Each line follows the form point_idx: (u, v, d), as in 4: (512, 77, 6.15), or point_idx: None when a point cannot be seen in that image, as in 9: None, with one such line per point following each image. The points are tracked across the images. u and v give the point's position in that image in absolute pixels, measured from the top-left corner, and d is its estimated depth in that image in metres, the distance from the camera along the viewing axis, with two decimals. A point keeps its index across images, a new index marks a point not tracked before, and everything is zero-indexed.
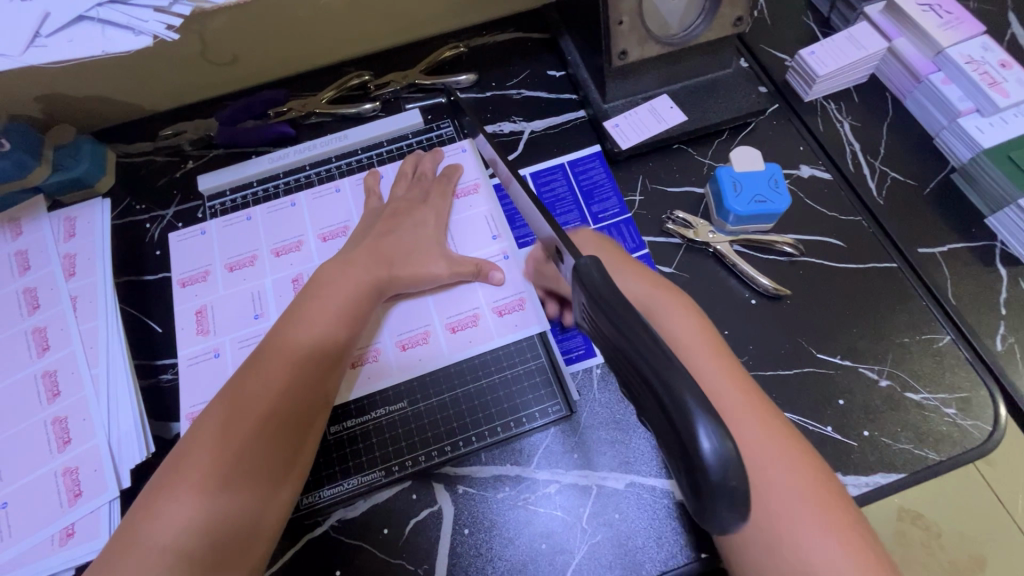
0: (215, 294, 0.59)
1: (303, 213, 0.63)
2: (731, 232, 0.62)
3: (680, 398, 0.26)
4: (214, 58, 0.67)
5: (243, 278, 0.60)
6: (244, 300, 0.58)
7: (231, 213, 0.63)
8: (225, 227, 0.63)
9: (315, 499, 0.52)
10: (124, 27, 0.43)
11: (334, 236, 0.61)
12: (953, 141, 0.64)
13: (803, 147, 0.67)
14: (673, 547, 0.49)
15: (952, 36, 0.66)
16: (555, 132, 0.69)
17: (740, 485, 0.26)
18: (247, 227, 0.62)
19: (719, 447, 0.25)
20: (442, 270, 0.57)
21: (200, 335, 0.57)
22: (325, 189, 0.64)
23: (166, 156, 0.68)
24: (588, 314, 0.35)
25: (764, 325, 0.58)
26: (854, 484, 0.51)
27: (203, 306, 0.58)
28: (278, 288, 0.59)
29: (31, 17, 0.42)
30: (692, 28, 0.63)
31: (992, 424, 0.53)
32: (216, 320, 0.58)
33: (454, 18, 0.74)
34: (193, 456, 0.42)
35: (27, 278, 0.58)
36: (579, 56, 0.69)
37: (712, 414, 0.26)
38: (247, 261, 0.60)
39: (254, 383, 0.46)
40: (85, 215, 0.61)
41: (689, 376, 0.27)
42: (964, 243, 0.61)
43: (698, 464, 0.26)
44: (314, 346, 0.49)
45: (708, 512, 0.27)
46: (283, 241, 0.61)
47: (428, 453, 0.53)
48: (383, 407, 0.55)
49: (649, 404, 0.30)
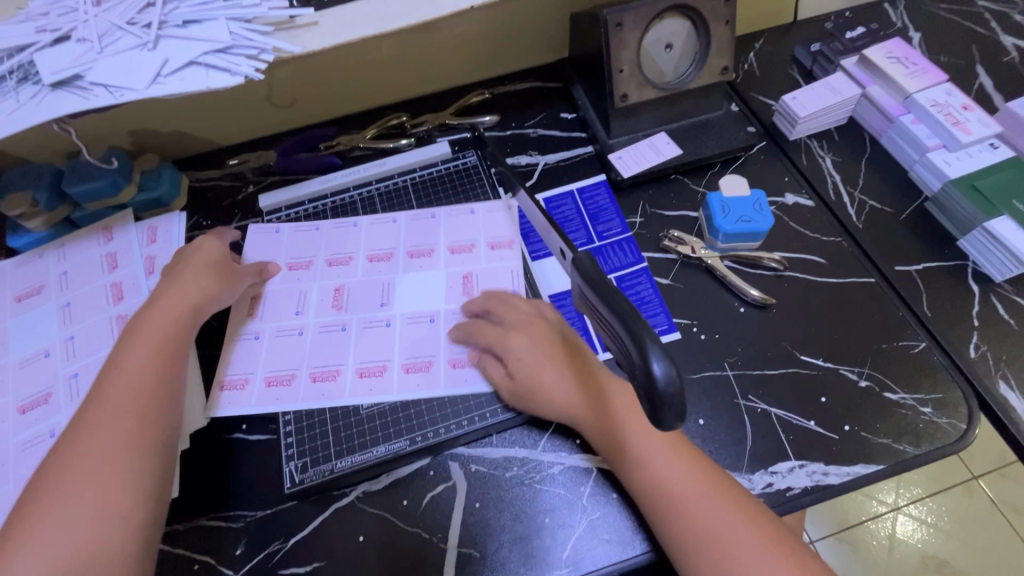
0: (277, 275, 0.69)
1: (360, 233, 0.72)
2: (722, 249, 0.69)
3: (642, 338, 0.36)
4: (277, 100, 0.80)
5: (297, 278, 0.69)
6: (291, 296, 0.68)
7: (303, 222, 0.74)
8: (296, 232, 0.73)
9: (329, 471, 0.58)
10: (224, 70, 0.53)
11: (380, 258, 0.70)
12: (924, 173, 0.72)
13: (788, 178, 0.75)
14: (633, 535, 0.54)
15: (919, 84, 0.74)
16: (567, 164, 0.78)
17: (679, 398, 0.35)
18: (314, 236, 0.72)
19: (666, 368, 0.35)
20: (221, 287, 0.63)
21: (251, 317, 0.67)
22: (384, 218, 0.73)
23: (230, 181, 0.80)
24: (609, 329, 0.41)
25: (751, 331, 0.64)
26: (836, 473, 0.56)
27: (258, 292, 0.68)
28: (320, 303, 0.67)
29: (153, 61, 0.53)
30: (684, 76, 0.73)
31: (966, 423, 0.57)
32: (267, 307, 0.67)
33: (482, 70, 0.87)
34: (60, 481, 0.46)
35: (114, 275, 0.68)
36: (588, 100, 0.80)
37: (663, 350, 0.36)
38: (304, 264, 0.70)
39: (99, 409, 0.50)
40: (165, 224, 0.72)
41: (650, 327, 0.37)
42: (937, 262, 0.67)
43: (654, 385, 0.35)
44: (144, 371, 0.53)
45: (657, 417, 0.36)
46: (336, 253, 0.71)
47: (429, 432, 0.59)
48: (401, 390, 0.61)
49: (621, 345, 0.39)
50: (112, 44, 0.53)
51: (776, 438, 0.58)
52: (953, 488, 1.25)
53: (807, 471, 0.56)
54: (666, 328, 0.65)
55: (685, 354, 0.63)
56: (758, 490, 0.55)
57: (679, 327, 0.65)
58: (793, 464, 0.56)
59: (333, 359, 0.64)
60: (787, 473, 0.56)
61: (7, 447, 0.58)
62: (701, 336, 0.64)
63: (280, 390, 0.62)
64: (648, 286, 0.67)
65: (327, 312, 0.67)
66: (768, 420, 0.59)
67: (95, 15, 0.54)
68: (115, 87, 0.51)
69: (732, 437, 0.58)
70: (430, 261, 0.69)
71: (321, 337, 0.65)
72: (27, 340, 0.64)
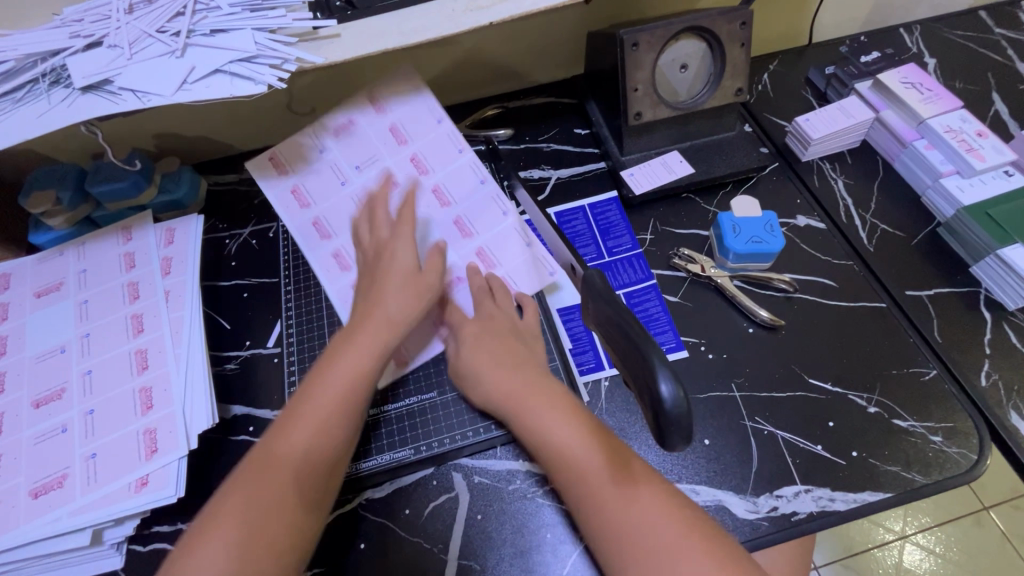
0: (379, 123, 0.68)
1: (457, 163, 0.67)
2: (732, 269, 0.69)
3: (649, 357, 0.37)
4: (297, 108, 0.83)
5: (383, 143, 0.67)
6: (365, 151, 0.67)
7: (439, 106, 0.69)
8: (425, 109, 0.68)
9: None
10: (247, 78, 0.54)
11: (439, 197, 0.66)
12: (938, 200, 0.72)
13: (800, 200, 0.75)
14: None
15: (933, 110, 0.74)
16: (578, 179, 0.79)
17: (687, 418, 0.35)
18: (433, 129, 0.68)
19: (673, 389, 0.35)
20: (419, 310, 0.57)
21: (331, 136, 0.68)
22: (478, 170, 0.67)
23: (248, 186, 0.82)
24: (617, 347, 0.41)
25: (762, 353, 0.64)
26: (842, 500, 0.55)
27: (349, 120, 0.68)
28: (367, 182, 0.66)
29: (181, 69, 0.54)
30: (698, 95, 0.74)
31: (977, 453, 0.57)
32: (348, 138, 0.68)
33: (497, 84, 0.88)
34: (241, 489, 0.45)
35: (131, 275, 0.69)
36: (603, 117, 0.80)
37: (672, 371, 0.36)
38: (399, 139, 0.68)
39: (287, 437, 0.48)
40: (183, 227, 0.72)
41: (658, 347, 0.37)
42: (950, 289, 0.67)
43: (661, 405, 0.35)
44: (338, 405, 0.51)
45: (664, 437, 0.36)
46: (426, 158, 0.67)
47: (429, 443, 0.60)
48: (389, 404, 0.62)
49: (630, 368, 0.39)
50: (141, 50, 0.55)
51: (781, 461, 0.57)
52: (961, 517, 1.23)
53: (813, 496, 0.55)
54: (673, 345, 0.65)
55: (690, 372, 0.63)
56: (762, 514, 0.55)
57: (687, 345, 0.65)
58: (799, 489, 0.56)
59: (339, 220, 0.66)
60: (793, 497, 0.55)
61: (19, 441, 0.58)
62: (708, 356, 0.64)
63: (295, 206, 0.66)
64: (656, 303, 0.68)
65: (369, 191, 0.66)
66: (774, 443, 0.58)
67: (126, 23, 0.56)
68: (142, 92, 0.53)
69: (737, 458, 0.58)
70: (458, 242, 0.65)
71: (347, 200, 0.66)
72: (44, 335, 0.65)
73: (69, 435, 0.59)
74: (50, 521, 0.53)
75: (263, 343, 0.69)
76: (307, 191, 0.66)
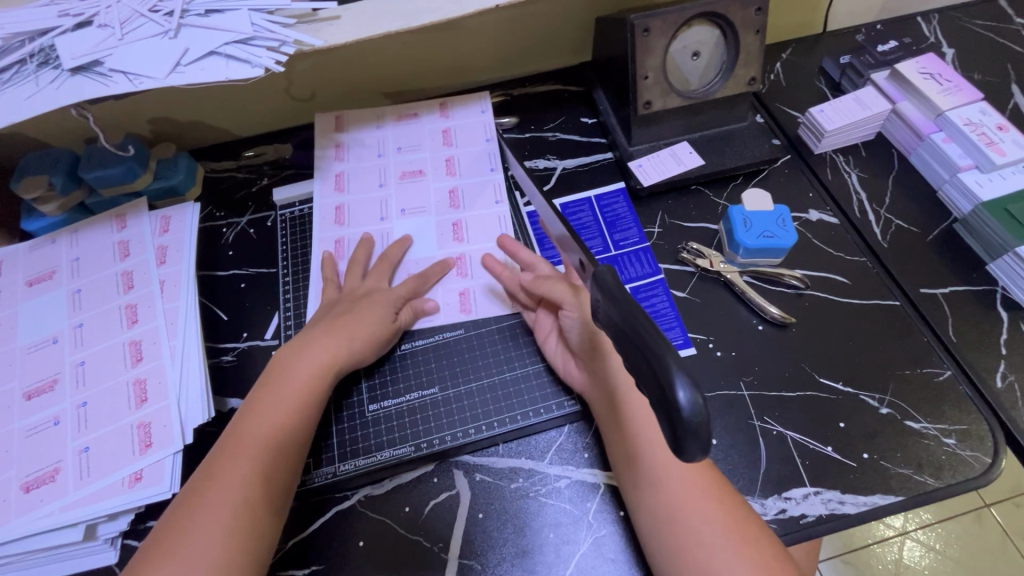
0: (437, 124, 0.79)
1: (488, 176, 0.75)
2: (742, 264, 0.67)
3: (665, 362, 0.35)
4: (296, 94, 0.80)
5: (432, 139, 0.78)
6: (414, 139, 0.78)
7: (493, 128, 0.78)
8: (478, 126, 0.79)
9: (331, 474, 0.57)
10: (244, 61, 0.52)
11: (455, 199, 0.73)
12: (955, 195, 0.70)
13: (812, 194, 0.73)
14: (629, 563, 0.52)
15: (953, 101, 0.72)
16: (584, 170, 0.77)
17: (704, 427, 0.33)
18: (479, 142, 0.77)
19: (691, 396, 0.33)
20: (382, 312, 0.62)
21: (395, 120, 0.80)
22: (495, 193, 0.73)
23: (246, 173, 0.80)
24: (627, 348, 0.39)
25: (772, 350, 0.62)
26: (852, 502, 0.54)
27: (414, 113, 0.80)
28: (401, 164, 0.76)
29: (173, 51, 0.52)
30: (710, 84, 0.71)
31: (991, 457, 0.55)
32: (406, 127, 0.79)
33: (502, 71, 0.86)
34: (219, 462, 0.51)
35: (125, 264, 0.67)
36: (610, 106, 0.78)
37: (688, 376, 0.34)
38: (447, 140, 0.78)
39: (257, 414, 0.54)
40: (178, 215, 0.71)
41: (674, 351, 0.35)
42: (966, 287, 0.65)
43: (677, 412, 0.34)
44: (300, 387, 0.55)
45: (680, 446, 0.34)
46: (459, 164, 0.76)
47: (430, 440, 0.58)
48: (391, 400, 0.61)
49: (643, 373, 0.37)
50: (133, 30, 0.52)
51: (791, 462, 0.56)
52: (960, 512, 1.23)
53: (822, 498, 0.54)
54: (682, 342, 0.63)
55: (697, 369, 0.62)
56: (770, 516, 0.53)
57: (694, 342, 0.63)
58: (808, 491, 0.54)
59: (360, 188, 0.75)
60: (802, 500, 0.54)
61: (11, 434, 0.57)
62: (717, 353, 0.62)
63: (330, 187, 0.75)
64: (663, 297, 0.66)
65: (403, 176, 0.75)
66: (784, 444, 0.57)
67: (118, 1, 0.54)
68: (134, 75, 0.50)
69: (745, 459, 0.56)
70: (447, 242, 0.71)
71: (376, 173, 0.75)
72: (35, 325, 0.64)
73: (61, 428, 0.57)
74: (44, 516, 0.52)
75: (261, 335, 0.67)
76: (350, 148, 0.77)
